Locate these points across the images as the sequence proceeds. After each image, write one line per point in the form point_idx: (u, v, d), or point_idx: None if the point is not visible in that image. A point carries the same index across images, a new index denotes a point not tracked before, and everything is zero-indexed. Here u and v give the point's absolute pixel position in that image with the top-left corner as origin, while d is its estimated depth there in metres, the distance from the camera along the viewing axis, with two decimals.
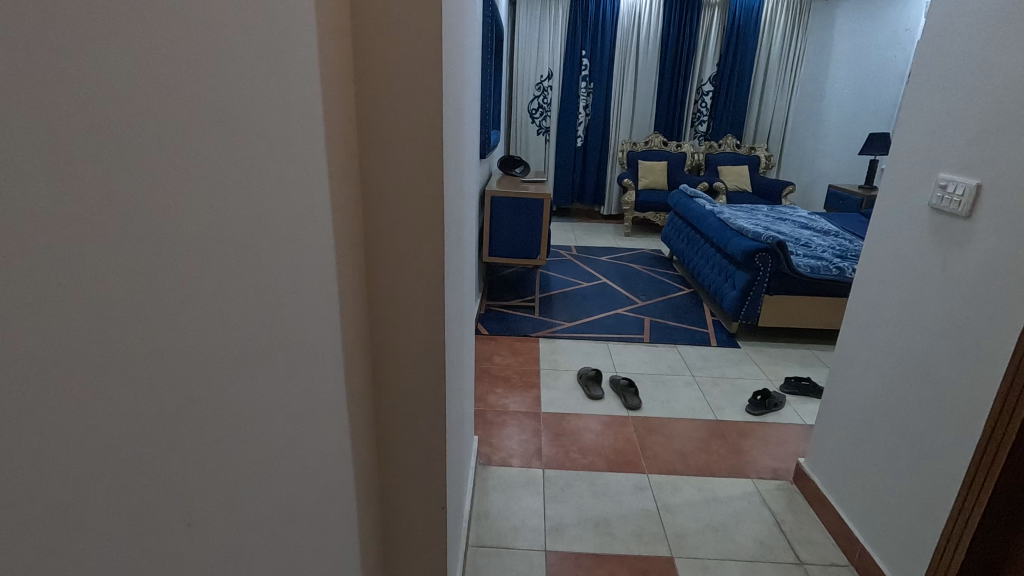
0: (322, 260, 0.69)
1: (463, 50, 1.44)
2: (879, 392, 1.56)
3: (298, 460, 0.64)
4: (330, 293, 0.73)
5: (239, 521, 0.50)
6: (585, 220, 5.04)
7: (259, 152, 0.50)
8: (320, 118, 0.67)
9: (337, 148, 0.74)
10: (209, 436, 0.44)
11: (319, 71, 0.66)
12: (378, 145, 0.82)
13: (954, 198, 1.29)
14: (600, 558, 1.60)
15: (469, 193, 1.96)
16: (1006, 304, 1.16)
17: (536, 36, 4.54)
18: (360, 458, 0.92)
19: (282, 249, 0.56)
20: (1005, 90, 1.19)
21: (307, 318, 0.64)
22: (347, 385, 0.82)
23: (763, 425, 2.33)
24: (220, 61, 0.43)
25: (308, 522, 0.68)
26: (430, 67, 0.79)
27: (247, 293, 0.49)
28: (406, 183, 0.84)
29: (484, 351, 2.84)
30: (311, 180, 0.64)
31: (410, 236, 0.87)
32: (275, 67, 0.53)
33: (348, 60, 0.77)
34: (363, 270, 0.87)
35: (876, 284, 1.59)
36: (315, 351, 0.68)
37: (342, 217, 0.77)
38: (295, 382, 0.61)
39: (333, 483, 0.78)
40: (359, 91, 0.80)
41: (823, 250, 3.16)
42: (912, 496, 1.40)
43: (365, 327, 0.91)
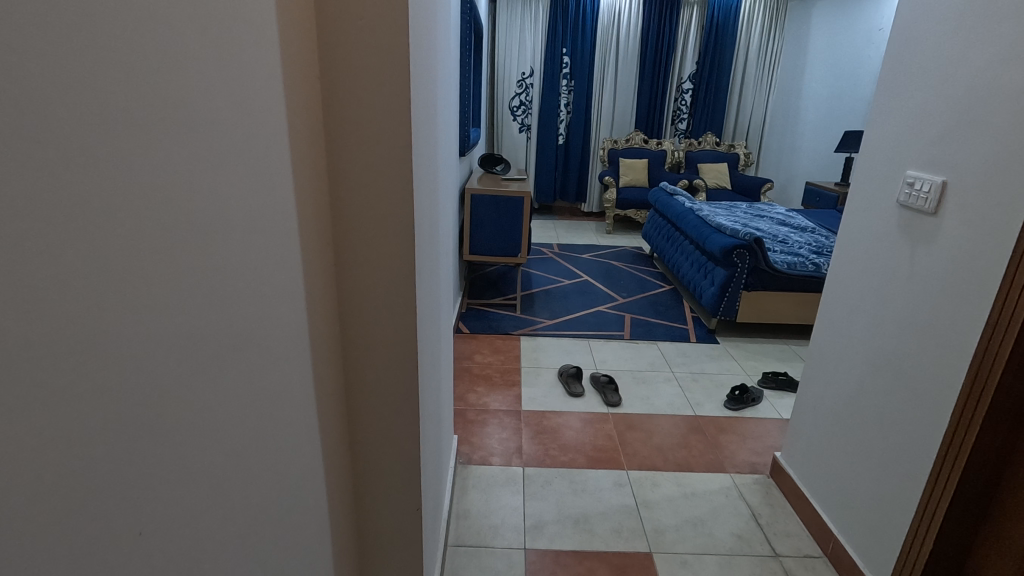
0: (287, 259, 0.67)
1: (437, 48, 1.42)
2: (853, 386, 1.58)
3: (265, 463, 0.62)
4: (297, 294, 0.71)
5: (196, 529, 0.49)
6: (567, 218, 5.04)
7: (218, 150, 0.49)
8: (283, 115, 0.65)
9: (302, 146, 0.72)
10: (164, 441, 0.43)
11: (281, 68, 0.64)
12: (345, 145, 0.81)
13: (921, 195, 1.32)
14: (581, 556, 1.61)
15: (446, 190, 1.94)
16: (970, 299, 1.19)
17: (517, 34, 4.51)
18: (331, 461, 0.91)
19: (242, 247, 0.54)
20: (969, 89, 1.21)
21: (271, 318, 0.62)
22: (316, 386, 0.81)
23: (741, 420, 2.35)
24: (169, 52, 0.41)
25: (274, 527, 0.66)
26: (397, 64, 0.78)
27: (203, 292, 0.47)
28: (375, 181, 0.83)
29: (464, 351, 2.83)
30: (273, 177, 0.62)
31: (380, 235, 0.85)
32: (231, 60, 0.51)
33: (312, 56, 0.75)
34: (331, 270, 0.86)
35: (849, 281, 1.62)
36: (282, 353, 0.66)
37: (308, 215, 0.75)
38: (258, 385, 0.59)
39: (303, 488, 0.77)
40: (324, 87, 0.78)
41: (800, 246, 3.20)
42: (883, 488, 1.43)
43: (334, 327, 0.89)
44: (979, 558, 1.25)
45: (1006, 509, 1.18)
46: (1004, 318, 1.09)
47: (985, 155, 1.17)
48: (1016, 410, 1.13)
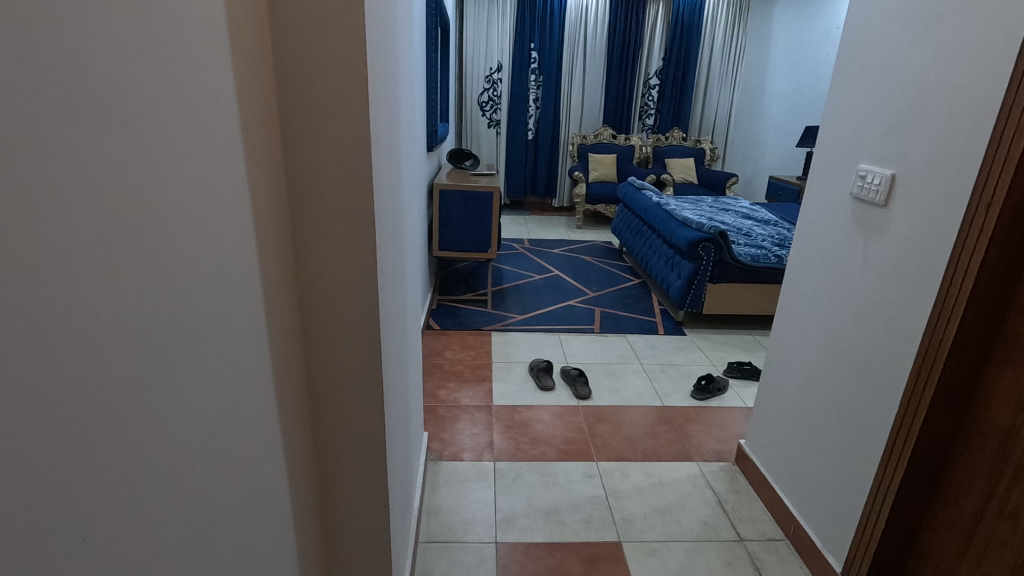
0: (244, 256, 0.66)
1: (398, 42, 1.40)
2: (812, 374, 1.62)
3: (224, 463, 0.61)
4: (254, 291, 0.70)
5: (150, 532, 0.48)
6: (538, 212, 5.05)
7: (167, 148, 0.48)
8: (236, 108, 0.64)
9: (257, 141, 0.71)
10: (113, 444, 0.42)
11: (232, 59, 0.63)
12: (301, 139, 0.79)
13: (873, 187, 1.36)
14: (550, 547, 1.62)
15: (412, 184, 1.92)
16: (917, 288, 1.23)
17: (484, 28, 4.48)
18: (295, 459, 0.90)
19: (195, 240, 0.53)
20: (915, 86, 1.25)
21: (229, 313, 0.61)
22: (276, 384, 0.79)
23: (708, 409, 2.40)
24: (110, 41, 0.40)
25: (236, 524, 0.65)
26: (354, 58, 0.77)
27: (153, 288, 0.46)
28: (333, 176, 0.81)
29: (435, 347, 2.81)
30: (228, 172, 0.61)
31: (342, 230, 0.84)
32: (174, 48, 0.49)
33: (265, 47, 0.74)
34: (290, 267, 0.84)
35: (805, 272, 1.67)
36: (241, 353, 0.65)
37: (265, 210, 0.74)
38: (215, 381, 0.58)
39: (265, 486, 0.76)
40: (278, 79, 0.77)
41: (764, 239, 3.27)
42: (840, 470, 1.48)
43: (295, 324, 0.88)
44: (927, 535, 1.31)
45: (950, 488, 1.24)
46: (948, 309, 1.14)
47: (928, 151, 1.22)
48: (962, 392, 1.19)
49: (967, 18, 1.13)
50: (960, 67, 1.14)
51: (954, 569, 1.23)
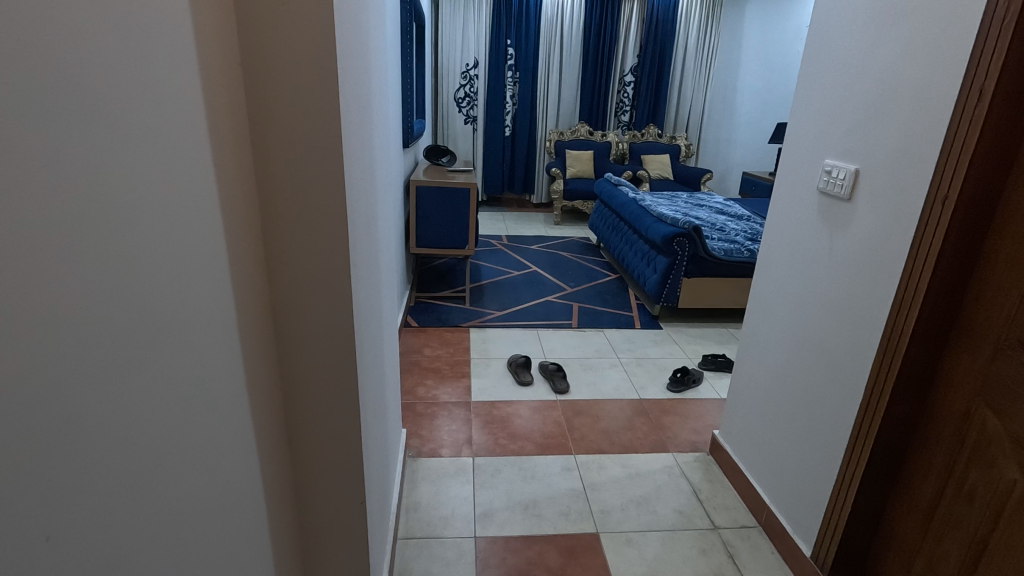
0: (214, 252, 0.66)
1: (369, 35, 1.38)
2: (782, 364, 1.66)
3: (194, 460, 0.61)
4: (225, 287, 0.69)
5: (120, 526, 0.47)
6: (516, 209, 5.06)
7: (131, 144, 0.48)
8: (203, 102, 0.63)
9: (225, 136, 0.70)
10: (76, 442, 0.42)
11: (198, 53, 0.62)
12: (272, 136, 0.79)
13: (838, 181, 1.41)
14: (529, 540, 1.64)
15: (388, 181, 1.91)
16: (881, 279, 1.27)
17: (460, 24, 4.46)
18: (270, 456, 0.89)
19: (161, 234, 0.52)
20: (877, 83, 1.29)
21: (198, 309, 0.61)
22: (248, 381, 0.79)
23: (683, 401, 2.44)
24: (67, 36, 0.40)
25: (209, 520, 0.65)
26: (325, 54, 0.77)
27: (117, 284, 0.46)
28: (307, 170, 0.81)
29: (413, 344, 2.80)
30: (196, 167, 0.60)
31: (315, 226, 0.84)
32: (138, 44, 0.49)
33: (232, 42, 0.73)
34: (262, 264, 0.84)
35: (775, 265, 1.71)
36: (212, 350, 0.65)
37: (234, 205, 0.73)
38: (184, 376, 0.58)
39: (240, 484, 0.75)
40: (247, 74, 0.76)
41: (737, 233, 3.32)
42: (809, 457, 1.52)
43: (268, 321, 0.88)
44: (891, 515, 1.35)
45: (912, 469, 1.29)
46: (909, 297, 1.18)
47: (889, 146, 1.26)
48: (922, 377, 1.23)
49: (928, 16, 1.16)
50: (917, 64, 1.18)
51: (916, 548, 1.28)
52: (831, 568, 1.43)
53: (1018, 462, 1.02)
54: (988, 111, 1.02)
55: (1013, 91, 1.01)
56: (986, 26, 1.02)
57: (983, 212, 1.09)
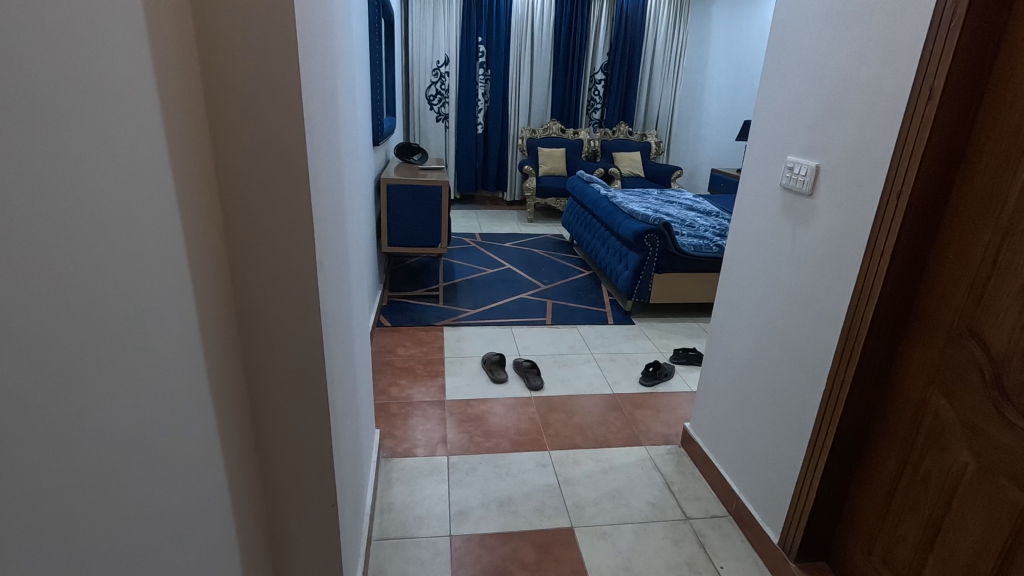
0: (176, 254, 0.65)
1: (334, 31, 1.36)
2: (749, 356, 1.70)
3: (159, 466, 0.60)
4: (185, 289, 0.68)
5: (73, 536, 0.46)
6: (489, 206, 5.05)
7: (84, 144, 0.47)
8: (160, 102, 0.62)
9: (184, 136, 0.69)
10: (28, 451, 0.41)
11: (153, 51, 0.61)
12: (233, 136, 0.77)
13: (799, 177, 1.44)
14: (504, 536, 1.65)
15: (357, 180, 1.88)
16: (841, 272, 1.31)
17: (430, 21, 4.43)
18: (236, 461, 0.87)
19: (116, 236, 0.51)
20: (835, 82, 1.33)
21: (158, 310, 0.59)
22: (212, 384, 0.77)
23: (655, 395, 2.48)
24: (4, 30, 0.38)
25: (173, 529, 0.64)
26: (289, 52, 0.75)
27: (70, 288, 0.45)
28: (270, 170, 0.80)
29: (386, 344, 2.78)
30: (156, 170, 0.59)
31: (280, 226, 0.83)
32: (91, 44, 0.48)
33: (188, 39, 0.71)
34: (224, 265, 0.82)
35: (741, 259, 1.75)
36: (175, 354, 0.63)
37: (194, 204, 0.71)
38: (145, 380, 0.57)
39: (206, 490, 0.74)
40: (206, 73, 0.75)
41: (706, 229, 3.38)
42: (776, 446, 1.56)
43: (232, 323, 0.86)
44: (854, 500, 1.40)
45: (872, 455, 1.34)
46: (866, 290, 1.22)
47: (848, 144, 1.29)
48: (881, 368, 1.27)
49: (882, 16, 1.19)
50: (871, 63, 1.22)
51: (877, 532, 1.32)
52: (798, 553, 1.47)
53: (970, 445, 1.07)
54: (937, 111, 1.05)
55: (961, 90, 1.04)
56: (934, 28, 1.06)
57: (935, 206, 1.13)
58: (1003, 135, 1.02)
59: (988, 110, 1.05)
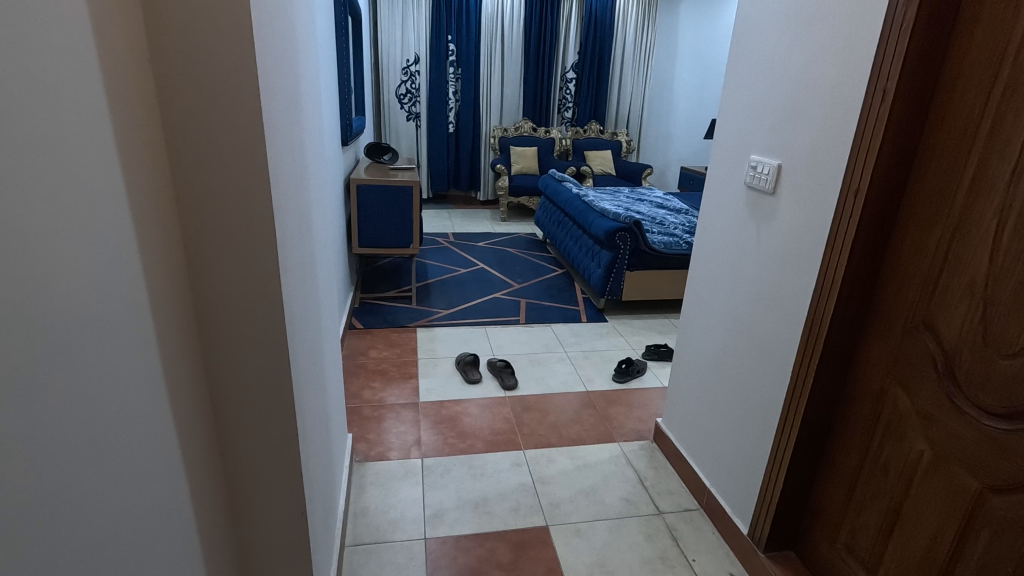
0: (131, 261, 0.63)
1: (296, 29, 1.33)
2: (718, 352, 1.73)
3: (116, 479, 0.58)
4: (141, 294, 0.65)
5: (17, 555, 0.44)
6: (462, 206, 5.02)
7: (24, 149, 0.45)
8: (110, 104, 0.60)
9: (136, 140, 0.67)
10: None
11: (103, 51, 0.58)
12: (187, 139, 0.75)
13: (762, 176, 1.48)
14: (480, 536, 1.65)
15: (323, 180, 1.85)
16: (803, 268, 1.35)
17: (399, 19, 4.38)
18: (200, 473, 0.85)
19: (61, 244, 0.49)
20: (794, 84, 1.37)
21: (112, 320, 0.57)
22: (174, 395, 0.75)
23: (628, 391, 2.51)
24: None
25: (136, 542, 0.62)
26: (246, 53, 0.73)
27: (7, 298, 0.43)
28: (228, 174, 0.78)
29: (359, 346, 2.74)
30: (107, 174, 0.58)
31: (243, 235, 0.81)
32: (33, 47, 0.46)
33: (139, 40, 0.69)
34: (183, 272, 0.80)
35: (708, 256, 1.78)
36: (133, 364, 0.62)
37: (148, 210, 0.69)
38: (98, 392, 0.55)
39: (171, 502, 0.72)
40: (158, 75, 0.72)
41: (676, 227, 3.43)
42: (745, 439, 1.59)
43: (193, 331, 0.84)
44: (819, 490, 1.43)
45: (836, 446, 1.37)
46: (827, 286, 1.26)
47: (807, 143, 1.33)
48: (843, 360, 1.31)
49: (838, 19, 1.22)
50: (827, 65, 1.25)
51: (841, 520, 1.36)
52: (766, 544, 1.51)
53: (925, 434, 1.11)
54: (890, 112, 1.09)
55: (913, 91, 1.08)
56: (887, 30, 1.09)
57: (890, 203, 1.16)
58: (952, 135, 1.05)
59: (937, 110, 1.08)
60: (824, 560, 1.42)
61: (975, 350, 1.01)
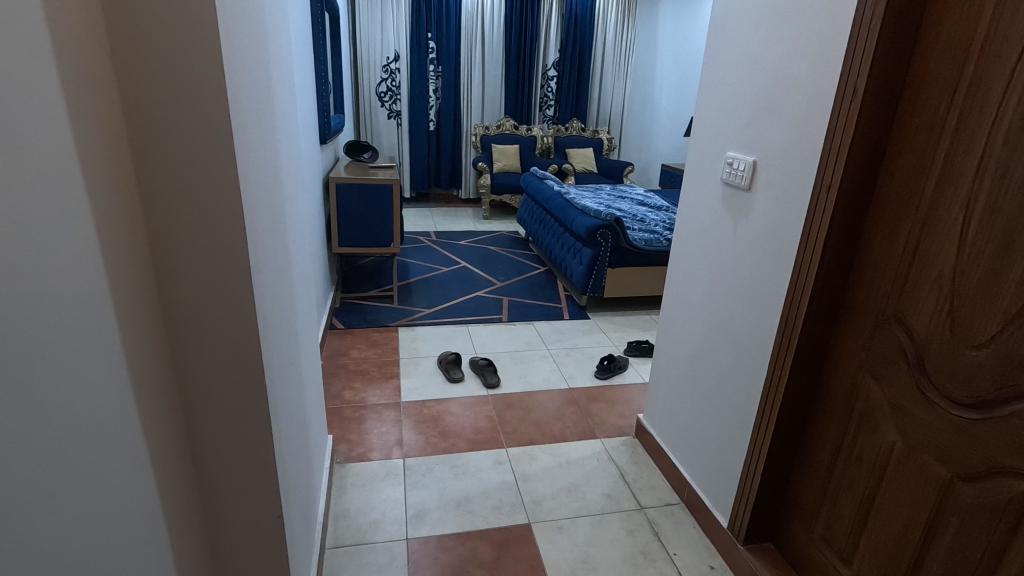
0: (95, 261, 0.61)
1: (266, 23, 1.30)
2: (697, 347, 1.74)
3: (81, 483, 0.56)
4: (106, 295, 0.63)
5: None
6: (444, 205, 4.99)
7: None
8: (70, 100, 0.58)
9: (98, 138, 0.64)
10: None
11: (61, 46, 0.56)
12: (150, 138, 0.73)
13: (738, 172, 1.48)
14: (462, 536, 1.64)
15: (300, 179, 1.82)
16: (780, 264, 1.36)
17: (378, 16, 4.34)
18: (172, 477, 0.83)
19: (15, 242, 0.48)
20: (768, 82, 1.38)
21: (74, 322, 0.56)
22: (142, 399, 0.73)
23: (610, 388, 2.52)
24: None
25: (104, 548, 0.60)
26: (209, 48, 0.71)
27: None
28: (195, 172, 0.75)
29: (340, 347, 2.71)
30: (67, 171, 0.56)
31: (211, 234, 0.79)
32: None
33: (99, 36, 0.67)
34: (150, 272, 0.78)
35: (686, 253, 1.79)
36: (98, 366, 0.60)
37: (111, 211, 0.67)
38: (60, 396, 0.53)
39: (142, 508, 0.70)
40: (118, 71, 0.70)
41: (657, 223, 3.44)
42: (724, 433, 1.60)
43: (161, 334, 0.81)
44: (796, 482, 1.45)
45: (812, 438, 1.39)
46: (801, 280, 1.27)
47: (781, 139, 1.34)
48: (818, 354, 1.32)
49: (811, 17, 1.23)
50: (801, 62, 1.26)
51: (817, 510, 1.37)
52: (746, 535, 1.52)
53: (897, 425, 1.13)
54: (861, 108, 1.10)
55: (883, 87, 1.09)
56: (857, 27, 1.10)
57: (861, 197, 1.18)
58: (921, 130, 1.07)
59: (906, 106, 1.09)
60: (802, 550, 1.43)
61: (944, 341, 1.02)
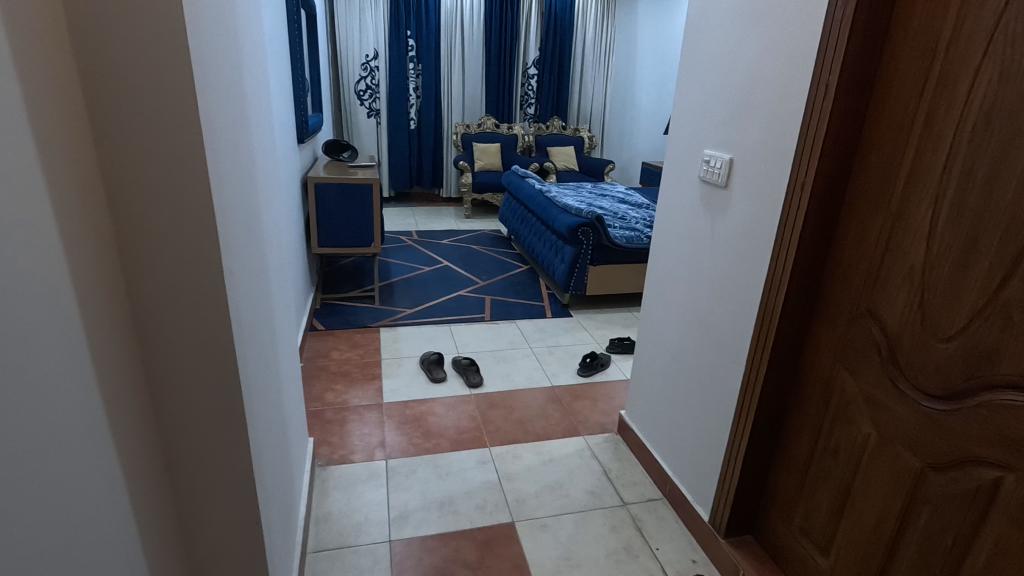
0: (60, 266, 0.59)
1: (238, 20, 1.28)
2: (677, 344, 1.75)
3: (49, 493, 0.54)
4: (73, 300, 0.62)
5: None
6: (425, 204, 4.96)
7: None
8: (30, 100, 0.56)
9: (60, 139, 0.62)
10: None
11: (20, 46, 0.54)
12: (115, 139, 0.71)
13: (715, 170, 1.50)
14: (446, 536, 1.63)
15: (276, 178, 1.79)
16: (758, 260, 1.37)
17: (357, 14, 4.30)
18: (145, 485, 0.81)
19: None
20: (744, 79, 1.39)
21: (40, 329, 0.54)
22: (113, 407, 0.71)
23: (593, 385, 2.53)
24: None
25: (74, 559, 0.59)
26: (177, 46, 0.69)
27: None
28: (164, 173, 0.74)
29: (321, 348, 2.68)
30: (29, 172, 0.54)
31: (181, 236, 0.77)
32: None
33: (59, 34, 0.64)
34: (118, 276, 0.75)
35: (666, 250, 1.80)
36: (66, 372, 0.58)
37: (76, 214, 0.65)
38: (25, 403, 0.52)
39: (113, 517, 0.68)
40: (81, 70, 0.68)
41: (637, 221, 3.46)
42: (704, 429, 1.62)
43: (130, 339, 0.79)
44: (775, 475, 1.47)
45: (790, 431, 1.40)
46: (778, 276, 1.28)
47: (758, 136, 1.35)
48: (795, 348, 1.34)
49: (785, 16, 1.25)
50: (776, 60, 1.28)
51: (796, 502, 1.39)
52: (726, 529, 1.54)
53: (872, 418, 1.15)
54: (833, 106, 1.12)
55: (854, 85, 1.11)
56: (829, 26, 1.11)
57: (835, 194, 1.19)
58: (891, 128, 1.08)
59: (877, 104, 1.11)
60: (782, 542, 1.45)
61: (915, 335, 1.04)
